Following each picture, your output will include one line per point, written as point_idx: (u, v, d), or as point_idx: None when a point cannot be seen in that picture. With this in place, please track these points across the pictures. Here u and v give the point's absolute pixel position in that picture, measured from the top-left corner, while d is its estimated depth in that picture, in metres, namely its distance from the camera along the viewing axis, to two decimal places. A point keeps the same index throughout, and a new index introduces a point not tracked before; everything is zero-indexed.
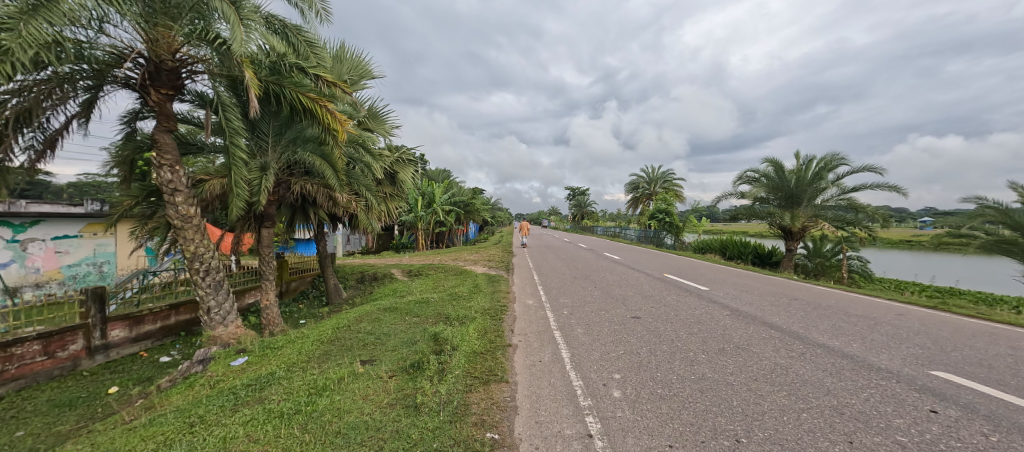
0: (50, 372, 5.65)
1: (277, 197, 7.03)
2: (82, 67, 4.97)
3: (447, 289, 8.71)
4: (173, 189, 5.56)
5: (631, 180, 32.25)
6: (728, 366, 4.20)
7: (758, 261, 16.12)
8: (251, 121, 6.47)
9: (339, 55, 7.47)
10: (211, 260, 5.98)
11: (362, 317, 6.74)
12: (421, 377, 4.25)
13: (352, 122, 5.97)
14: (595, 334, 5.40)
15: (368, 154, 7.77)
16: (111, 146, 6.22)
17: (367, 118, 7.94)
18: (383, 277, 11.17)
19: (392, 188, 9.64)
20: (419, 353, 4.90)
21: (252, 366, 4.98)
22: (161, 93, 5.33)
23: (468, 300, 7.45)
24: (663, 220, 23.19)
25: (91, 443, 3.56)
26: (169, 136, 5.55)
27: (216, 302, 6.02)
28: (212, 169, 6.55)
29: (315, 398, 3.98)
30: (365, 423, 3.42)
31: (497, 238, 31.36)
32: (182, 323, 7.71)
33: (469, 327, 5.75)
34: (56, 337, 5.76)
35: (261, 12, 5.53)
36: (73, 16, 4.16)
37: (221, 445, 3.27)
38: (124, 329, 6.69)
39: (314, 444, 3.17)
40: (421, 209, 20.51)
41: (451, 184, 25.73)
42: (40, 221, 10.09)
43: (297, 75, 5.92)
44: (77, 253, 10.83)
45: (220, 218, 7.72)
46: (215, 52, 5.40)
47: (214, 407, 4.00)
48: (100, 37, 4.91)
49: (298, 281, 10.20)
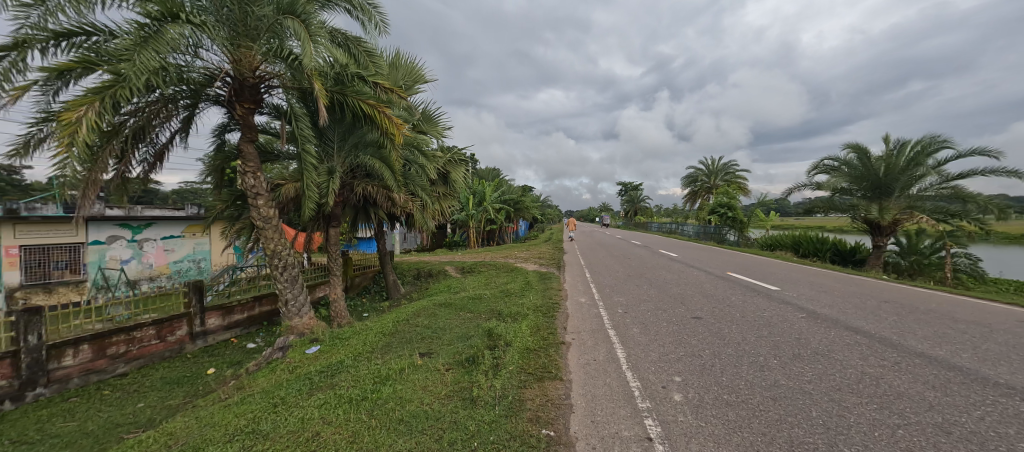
0: (163, 354, 6.55)
1: (342, 199, 7.58)
2: (183, 89, 5.70)
3: (499, 286, 8.84)
4: (255, 193, 6.16)
5: (688, 174, 30.73)
6: (805, 373, 3.84)
7: (838, 259, 14.47)
8: (319, 128, 6.99)
9: (395, 62, 7.85)
10: (288, 257, 6.57)
11: (419, 311, 7.05)
12: (476, 371, 4.35)
13: (408, 126, 6.25)
14: (652, 335, 5.18)
15: (423, 155, 8.11)
16: (206, 157, 7.03)
17: (421, 121, 8.27)
18: (437, 273, 11.58)
19: (444, 188, 9.97)
20: (473, 348, 5.03)
21: (324, 354, 5.40)
22: (244, 107, 5.95)
23: (520, 297, 7.50)
24: (726, 216, 21.83)
25: (197, 416, 4.10)
26: (251, 146, 6.15)
27: (292, 295, 6.60)
28: (287, 174, 7.22)
29: (379, 386, 4.23)
30: (425, 413, 3.58)
31: (548, 235, 31.39)
32: (264, 314, 8.60)
33: (522, 324, 5.79)
34: (166, 323, 6.68)
35: (326, 27, 5.95)
36: (175, 44, 4.78)
37: (300, 426, 3.58)
38: (219, 318, 7.58)
39: (380, 430, 3.36)
40: (472, 207, 20.95)
41: (501, 183, 26.03)
42: (152, 223, 11.71)
43: (358, 84, 6.33)
44: (181, 251, 12.43)
45: (294, 219, 8.46)
46: (288, 67, 5.88)
47: (293, 390, 4.39)
48: (196, 61, 5.56)
49: (361, 277, 10.88)
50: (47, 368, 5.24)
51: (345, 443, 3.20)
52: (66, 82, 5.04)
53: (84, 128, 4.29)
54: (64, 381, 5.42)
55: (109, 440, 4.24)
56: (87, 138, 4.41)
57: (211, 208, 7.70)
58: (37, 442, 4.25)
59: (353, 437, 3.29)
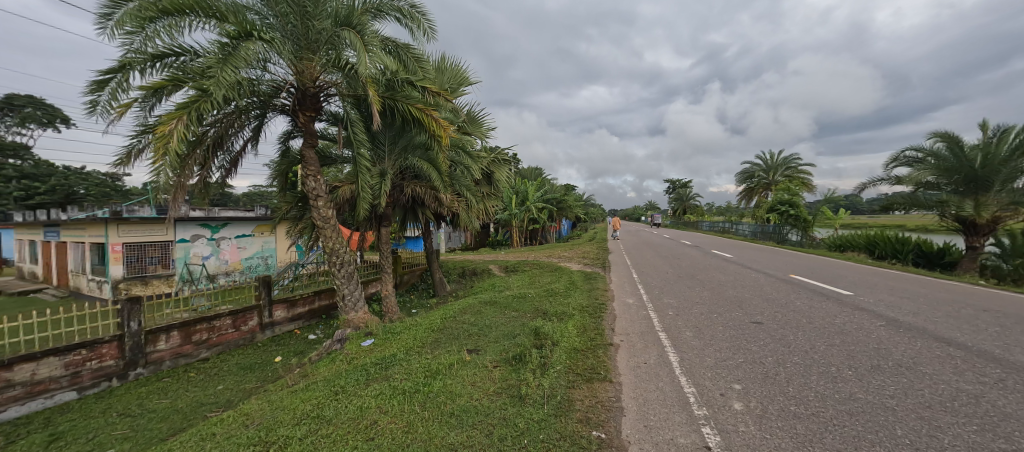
0: (238, 341, 7.21)
1: (393, 199, 7.93)
2: (254, 101, 6.24)
3: (543, 285, 8.82)
4: (316, 195, 6.59)
5: (744, 169, 28.92)
6: (886, 387, 3.47)
7: (922, 261, 12.87)
8: (372, 133, 7.35)
9: (441, 66, 8.08)
10: (344, 255, 6.97)
11: (466, 309, 7.20)
12: (524, 370, 4.37)
13: (454, 128, 6.42)
14: (707, 339, 4.93)
15: (468, 156, 8.28)
16: (273, 162, 7.62)
17: (466, 122, 8.46)
18: (482, 272, 11.76)
19: (489, 188, 10.12)
20: (520, 346, 5.06)
21: (378, 347, 5.67)
22: (306, 115, 6.39)
23: (565, 297, 7.45)
24: (786, 214, 20.33)
25: (269, 399, 4.47)
26: (312, 151, 6.58)
27: (348, 291, 6.99)
28: (343, 177, 7.66)
29: (431, 380, 4.38)
30: (476, 408, 3.66)
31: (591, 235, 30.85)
32: (324, 307, 9.19)
33: (568, 324, 5.74)
34: (240, 314, 7.34)
35: (379, 36, 6.24)
36: (249, 60, 5.24)
37: (359, 413, 3.80)
38: (284, 310, 8.21)
39: (433, 422, 3.48)
40: (515, 207, 21.10)
41: (544, 182, 25.96)
42: (227, 223, 12.86)
43: (408, 89, 6.59)
44: (251, 248, 13.59)
45: (349, 219, 8.96)
46: (344, 76, 6.24)
47: (352, 380, 4.66)
48: (265, 74, 6.05)
49: (410, 274, 11.32)
50: (144, 350, 5.96)
51: (401, 433, 3.35)
52: (160, 99, 5.69)
53: (174, 139, 4.82)
54: (158, 363, 6.13)
55: (196, 417, 4.74)
56: (177, 147, 4.95)
57: (277, 210, 8.35)
58: (139, 416, 4.84)
59: (407, 428, 3.43)
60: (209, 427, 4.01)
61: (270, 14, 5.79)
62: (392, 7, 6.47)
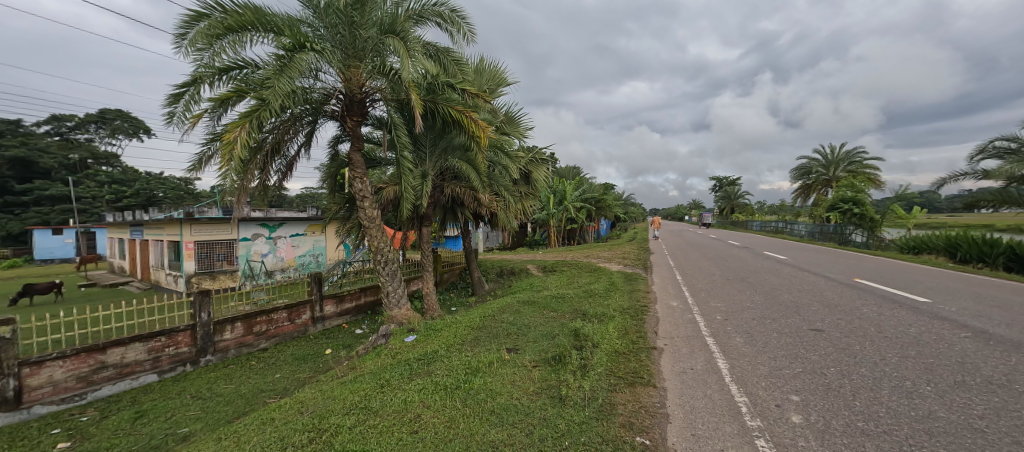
0: (292, 333, 7.72)
1: (433, 200, 8.15)
2: (307, 108, 6.64)
3: (582, 286, 8.71)
4: (363, 196, 6.90)
5: (800, 165, 26.96)
6: (973, 406, 3.10)
7: (1016, 266, 10.97)
8: (413, 136, 7.59)
9: (479, 68, 8.20)
10: (389, 254, 7.25)
11: (504, 308, 7.25)
12: (564, 371, 4.34)
13: (492, 128, 6.49)
14: (760, 346, 4.64)
15: (506, 156, 8.34)
16: (323, 166, 8.06)
17: (504, 123, 8.53)
18: (519, 272, 11.81)
19: (526, 188, 10.14)
20: (560, 346, 5.03)
21: (420, 343, 5.85)
22: (353, 120, 6.71)
23: (605, 298, 7.30)
24: (849, 213, 18.71)
25: (320, 389, 4.75)
26: (359, 154, 6.90)
27: (392, 288, 7.27)
28: (386, 179, 7.97)
29: (471, 377, 4.46)
30: (515, 407, 3.68)
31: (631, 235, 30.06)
32: (369, 303, 9.62)
33: (608, 326, 5.63)
34: (295, 308, 7.84)
35: (420, 41, 6.43)
36: (302, 70, 5.58)
37: (403, 406, 3.94)
38: (334, 305, 8.68)
39: (474, 419, 3.54)
40: (552, 207, 20.99)
41: (581, 181, 25.62)
42: (283, 223, 13.78)
43: (448, 92, 6.74)
44: (304, 247, 14.49)
45: (392, 220, 9.30)
46: (388, 81, 6.48)
47: (396, 374, 4.84)
48: (316, 83, 6.42)
49: (449, 273, 11.58)
50: (212, 339, 6.53)
51: (443, 428, 3.43)
52: (226, 109, 6.20)
53: (238, 146, 5.25)
54: (225, 351, 6.70)
55: (257, 402, 5.13)
56: (241, 153, 5.39)
57: (327, 210, 8.85)
58: (209, 399, 5.32)
59: (449, 423, 3.51)
60: (269, 412, 4.32)
61: (320, 26, 6.14)
62: (433, 12, 6.64)
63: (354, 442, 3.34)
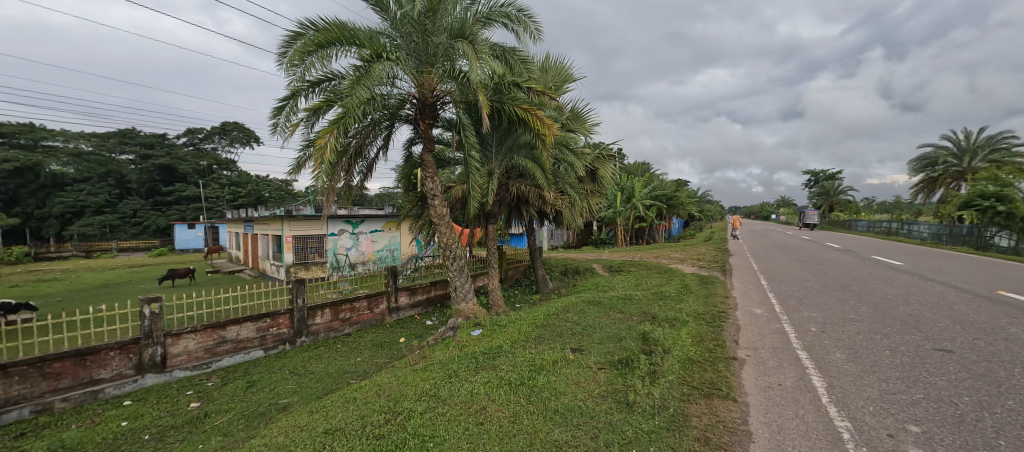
0: (372, 321, 8.42)
1: (499, 198, 8.31)
2: (385, 113, 7.16)
3: (651, 288, 8.28)
4: (433, 195, 7.26)
5: (923, 155, 22.85)
6: None
7: None
8: (481, 136, 7.79)
9: (546, 66, 8.18)
10: (456, 250, 7.55)
11: (568, 307, 7.17)
12: (632, 376, 4.16)
13: (558, 125, 6.46)
14: (867, 365, 4.03)
15: (572, 153, 8.24)
16: (399, 167, 8.63)
17: (570, 119, 8.43)
18: (584, 271, 11.60)
19: (592, 185, 9.89)
20: (627, 350, 4.84)
21: (486, 337, 6.02)
22: (425, 123, 7.08)
23: (678, 302, 6.85)
24: (992, 211, 15.40)
25: (396, 374, 5.12)
26: (430, 155, 7.26)
27: (460, 283, 7.57)
28: (455, 178, 8.31)
29: (535, 375, 4.48)
30: (580, 408, 3.62)
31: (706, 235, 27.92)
32: (439, 297, 10.12)
33: (681, 332, 5.28)
34: (373, 298, 8.53)
35: (488, 43, 6.58)
36: (380, 78, 6.03)
37: (469, 397, 4.09)
38: (407, 297, 9.28)
39: (538, 416, 3.55)
40: (619, 205, 20.29)
41: (651, 178, 24.36)
42: (364, 220, 15.07)
43: (514, 91, 6.83)
44: (381, 242, 15.71)
45: (460, 217, 9.66)
46: (457, 84, 6.73)
47: (463, 365, 5.05)
48: (393, 90, 6.88)
49: (514, 270, 11.76)
50: (306, 323, 7.37)
51: (509, 422, 3.50)
52: (318, 118, 6.92)
53: (328, 150, 5.84)
54: (316, 334, 7.52)
55: (342, 382, 5.68)
56: (330, 157, 5.99)
57: (402, 208, 9.49)
58: (303, 375, 6.02)
59: (514, 417, 3.57)
60: (352, 392, 4.76)
61: (396, 36, 6.56)
62: (501, 13, 6.76)
63: (425, 427, 3.54)
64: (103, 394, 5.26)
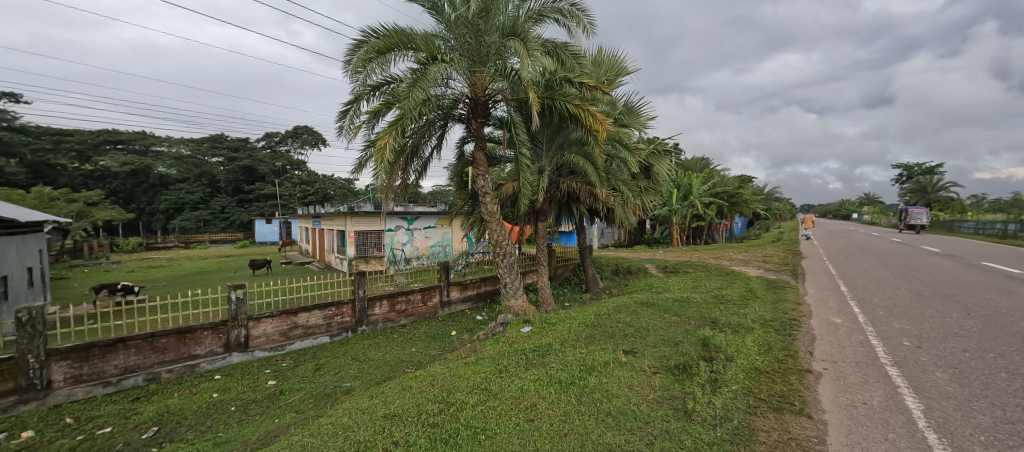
0: (426, 314, 8.79)
1: (549, 196, 8.27)
2: (439, 114, 7.40)
3: (711, 290, 7.80)
4: (484, 192, 7.39)
5: None
6: None
7: None
8: (531, 133, 7.80)
9: (598, 60, 8.00)
10: (506, 247, 7.63)
11: (620, 308, 6.97)
12: (690, 383, 3.96)
13: (611, 120, 6.30)
14: (976, 387, 3.49)
15: (625, 149, 7.98)
16: (452, 165, 8.88)
17: (624, 114, 8.17)
18: (637, 271, 11.22)
19: (646, 182, 9.52)
20: (685, 355, 4.60)
21: (535, 335, 6.04)
22: (477, 121, 7.22)
23: (741, 307, 6.41)
24: None
25: (449, 366, 5.30)
26: (482, 153, 7.39)
27: (510, 280, 7.65)
28: (505, 175, 8.40)
29: (586, 375, 4.41)
30: (634, 412, 3.51)
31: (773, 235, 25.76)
32: (488, 292, 10.32)
33: (746, 339, 4.92)
34: (427, 291, 8.89)
35: (540, 39, 6.56)
36: (435, 80, 6.25)
37: (520, 393, 4.13)
38: (458, 292, 9.56)
39: (590, 417, 3.50)
40: (675, 202, 19.34)
41: (710, 174, 22.95)
42: (418, 217, 15.75)
43: (566, 87, 6.75)
44: (434, 238, 16.32)
45: (510, 214, 9.74)
46: (509, 82, 6.80)
47: (513, 361, 5.11)
48: (446, 90, 7.10)
49: (563, 268, 11.67)
50: (366, 313, 7.86)
51: (559, 421, 3.48)
52: (378, 120, 7.31)
53: (387, 151, 6.17)
54: (375, 324, 8.00)
55: (399, 370, 6.00)
56: (389, 157, 6.31)
57: (453, 206, 9.78)
58: (364, 361, 6.44)
59: (565, 417, 3.55)
60: (408, 380, 5.01)
61: (450, 37, 6.70)
62: (553, 9, 6.71)
63: (477, 419, 3.63)
64: (198, 368, 6.00)
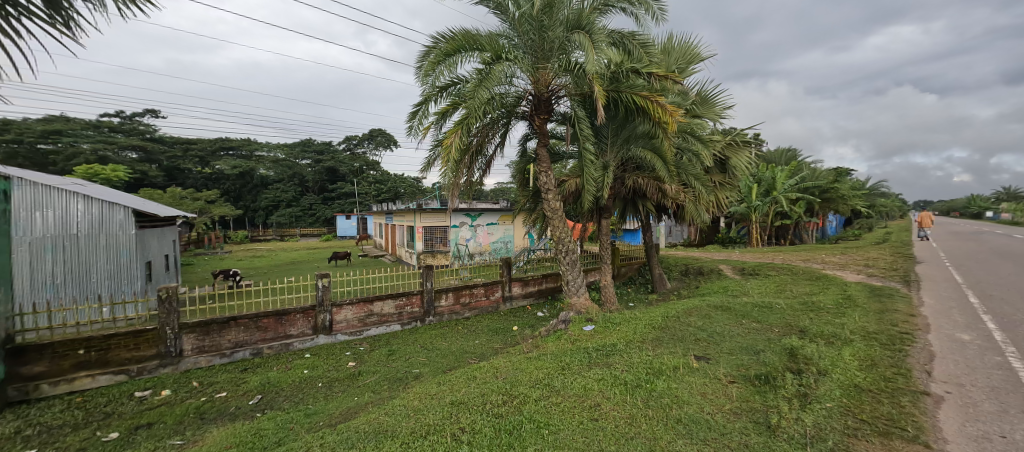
0: (488, 308, 9.06)
1: (614, 192, 8.03)
2: (503, 112, 7.55)
3: (798, 297, 7.03)
4: (547, 189, 7.38)
5: None
6: None
7: None
8: (596, 128, 7.63)
9: (668, 48, 7.58)
10: (568, 244, 7.57)
11: (691, 310, 6.57)
12: (774, 396, 3.63)
13: (682, 111, 5.94)
14: None
15: (698, 141, 7.47)
16: (514, 162, 8.99)
17: (696, 104, 7.66)
18: (710, 272, 10.47)
19: (721, 177, 8.84)
20: (768, 365, 4.21)
21: (599, 334, 5.93)
22: (540, 118, 7.22)
23: (837, 316, 5.70)
24: None
25: (513, 359, 5.41)
26: (544, 150, 7.38)
27: (572, 277, 7.58)
28: (568, 172, 8.32)
29: (653, 378, 4.24)
30: (708, 422, 3.30)
31: (877, 236, 22.45)
32: (550, 289, 10.32)
33: (843, 353, 4.37)
34: (489, 286, 9.14)
35: (605, 30, 6.39)
36: (499, 79, 6.37)
37: (583, 392, 4.09)
38: (520, 288, 9.69)
39: (658, 422, 3.36)
40: (754, 199, 17.70)
41: (798, 167, 20.61)
42: (481, 214, 16.22)
43: (633, 78, 6.51)
44: (496, 234, 16.70)
45: (573, 211, 9.62)
46: (573, 76, 6.72)
47: (576, 359, 5.07)
48: (510, 88, 7.20)
49: (627, 267, 11.28)
50: (433, 304, 8.29)
51: (625, 423, 3.38)
52: (445, 120, 7.64)
53: (453, 149, 6.42)
54: (441, 315, 8.42)
55: (463, 360, 6.26)
56: (455, 155, 6.58)
57: (516, 202, 9.92)
58: (432, 350, 6.82)
59: (631, 420, 3.44)
60: (473, 371, 5.21)
61: (515, 35, 6.77)
62: None
63: (540, 414, 3.67)
64: (292, 347, 6.79)
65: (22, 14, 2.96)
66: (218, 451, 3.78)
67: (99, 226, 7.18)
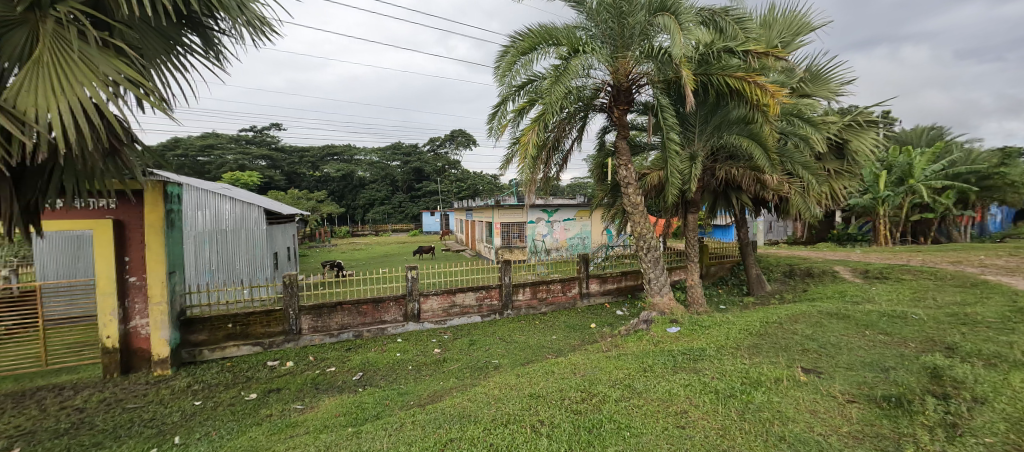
0: (565, 303, 9.05)
1: (702, 184, 7.42)
2: (580, 105, 7.44)
3: (943, 307, 5.80)
4: (627, 182, 7.09)
5: None
6: None
7: None
8: (682, 115, 7.12)
9: (769, 20, 6.75)
10: (650, 240, 7.21)
11: (797, 317, 5.82)
12: (909, 423, 3.06)
13: (787, 91, 5.26)
14: None
15: (807, 124, 6.54)
16: (592, 156, 8.80)
17: (804, 82, 6.72)
18: (821, 275, 9.13)
19: (837, 163, 7.64)
20: (900, 386, 3.57)
21: (686, 337, 5.56)
22: (620, 109, 6.94)
23: (1004, 333, 4.57)
24: None
25: (592, 357, 5.36)
26: (624, 142, 7.09)
27: (654, 275, 7.21)
28: (650, 164, 7.89)
29: (750, 389, 3.86)
30: (819, 444, 2.91)
31: None
32: (629, 287, 9.93)
33: (1013, 379, 3.50)
34: (566, 282, 9.10)
35: (693, 9, 5.92)
36: (576, 72, 6.26)
37: (667, 396, 3.90)
38: (597, 285, 9.49)
39: (756, 438, 3.06)
40: (882, 188, 14.93)
41: (944, 149, 16.87)
42: (557, 209, 16.17)
43: (725, 58, 5.93)
44: (573, 231, 16.53)
45: (654, 205, 9.12)
46: (656, 63, 6.35)
47: (659, 361, 4.84)
48: (588, 81, 7.04)
49: (717, 267, 10.37)
50: (511, 298, 8.55)
51: (716, 435, 3.15)
52: (522, 118, 7.75)
53: (530, 146, 6.50)
54: (519, 308, 8.64)
55: (541, 355, 6.36)
56: (532, 152, 6.65)
57: (593, 197, 9.69)
58: (511, 342, 7.05)
59: (723, 431, 3.19)
60: (551, 365, 5.27)
61: (592, 26, 6.60)
62: None
63: (620, 415, 3.59)
64: (387, 331, 7.54)
65: (187, 51, 3.72)
66: (330, 417, 4.40)
67: (241, 222, 8.69)
